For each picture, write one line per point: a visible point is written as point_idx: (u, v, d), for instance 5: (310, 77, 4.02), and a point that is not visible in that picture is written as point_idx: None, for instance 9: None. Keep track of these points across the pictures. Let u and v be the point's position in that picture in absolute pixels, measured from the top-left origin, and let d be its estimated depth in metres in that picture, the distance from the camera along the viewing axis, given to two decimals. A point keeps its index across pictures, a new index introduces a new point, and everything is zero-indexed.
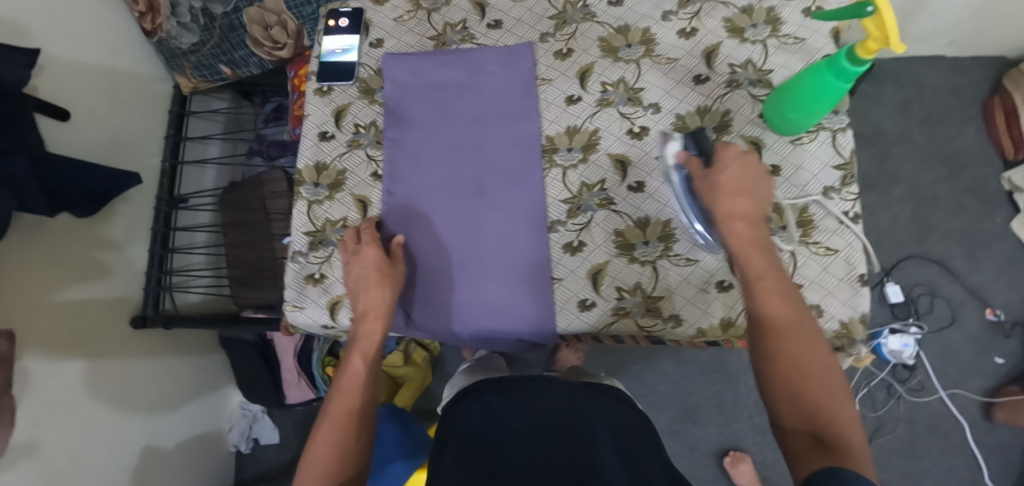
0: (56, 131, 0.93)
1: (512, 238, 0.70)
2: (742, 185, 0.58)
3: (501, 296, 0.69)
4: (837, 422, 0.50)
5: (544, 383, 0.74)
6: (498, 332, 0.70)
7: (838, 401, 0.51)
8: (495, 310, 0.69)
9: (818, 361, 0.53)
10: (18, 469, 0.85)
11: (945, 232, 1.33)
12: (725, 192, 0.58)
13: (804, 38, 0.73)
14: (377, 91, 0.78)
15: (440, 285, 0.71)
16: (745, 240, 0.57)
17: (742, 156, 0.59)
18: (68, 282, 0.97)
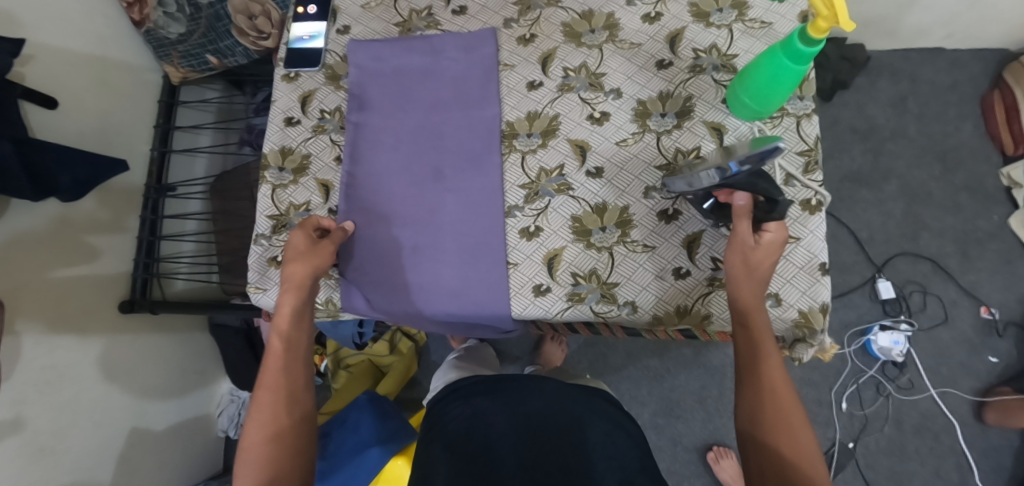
0: (44, 118, 0.96)
1: (467, 223, 0.70)
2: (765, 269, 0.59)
3: (456, 280, 0.69)
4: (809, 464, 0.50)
5: (533, 384, 0.75)
6: (454, 316, 0.70)
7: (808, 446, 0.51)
8: (449, 294, 0.69)
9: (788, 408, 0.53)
10: (3, 443, 0.88)
11: (939, 229, 1.31)
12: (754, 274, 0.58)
13: (770, 23, 0.72)
14: (343, 77, 0.78)
15: (395, 270, 0.71)
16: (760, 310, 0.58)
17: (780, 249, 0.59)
18: (56, 265, 0.99)
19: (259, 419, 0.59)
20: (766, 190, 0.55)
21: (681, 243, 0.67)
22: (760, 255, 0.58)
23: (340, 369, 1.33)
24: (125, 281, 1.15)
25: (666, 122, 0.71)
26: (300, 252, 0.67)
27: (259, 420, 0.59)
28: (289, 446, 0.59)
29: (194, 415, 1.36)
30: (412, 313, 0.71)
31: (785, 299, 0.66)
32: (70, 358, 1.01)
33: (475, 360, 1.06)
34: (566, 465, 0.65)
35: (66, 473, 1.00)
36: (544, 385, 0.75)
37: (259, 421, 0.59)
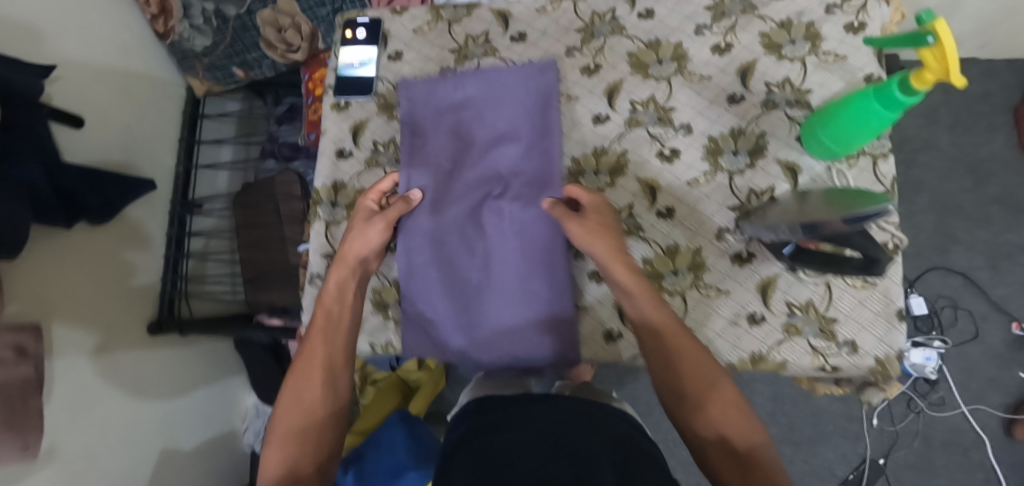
0: (71, 138, 0.91)
1: (536, 270, 0.67)
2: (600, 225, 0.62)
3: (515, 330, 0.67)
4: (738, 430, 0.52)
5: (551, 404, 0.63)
6: (518, 361, 0.68)
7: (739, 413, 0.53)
8: (514, 340, 0.68)
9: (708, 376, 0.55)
10: (39, 474, 0.85)
11: (969, 242, 1.29)
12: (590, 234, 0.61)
13: (844, 56, 0.70)
14: (396, 107, 0.75)
15: (455, 311, 0.69)
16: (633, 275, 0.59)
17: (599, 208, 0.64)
18: (87, 285, 0.96)
19: (298, 382, 0.61)
20: (862, 246, 0.53)
21: (755, 287, 0.66)
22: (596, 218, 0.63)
23: (368, 385, 1.28)
24: (152, 300, 1.12)
25: (738, 161, 0.68)
26: (356, 232, 0.67)
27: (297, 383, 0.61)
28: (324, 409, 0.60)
29: (221, 431, 1.33)
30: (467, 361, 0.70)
31: (861, 346, 0.65)
32: (101, 382, 0.98)
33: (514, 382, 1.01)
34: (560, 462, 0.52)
35: None
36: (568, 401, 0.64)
37: (297, 386, 0.61)
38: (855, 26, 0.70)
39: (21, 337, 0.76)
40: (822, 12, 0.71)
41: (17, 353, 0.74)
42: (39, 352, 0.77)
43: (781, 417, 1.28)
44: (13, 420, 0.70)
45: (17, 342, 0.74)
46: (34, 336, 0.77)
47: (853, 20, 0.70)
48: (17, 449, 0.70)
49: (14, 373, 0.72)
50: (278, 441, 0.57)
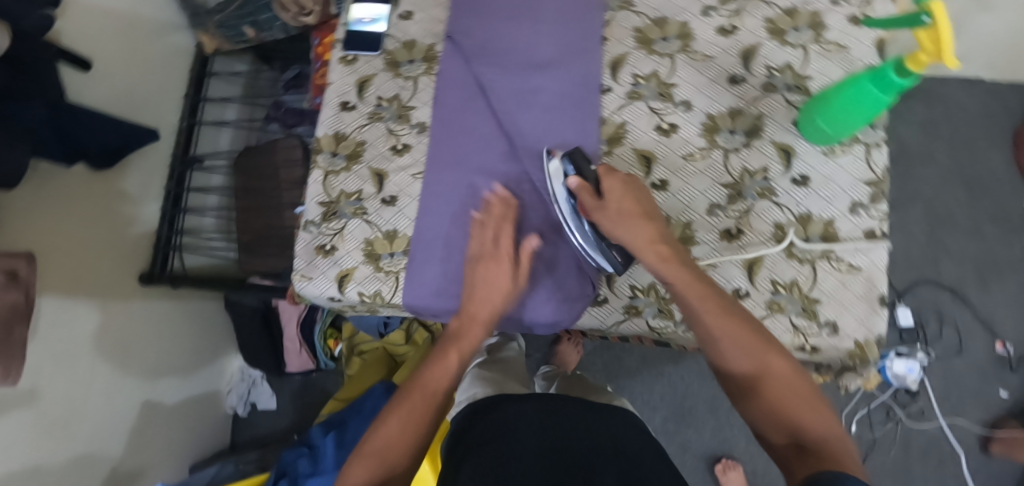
0: (77, 81, 0.92)
1: (567, 81, 0.72)
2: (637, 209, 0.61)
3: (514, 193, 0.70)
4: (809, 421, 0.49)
5: (546, 418, 0.66)
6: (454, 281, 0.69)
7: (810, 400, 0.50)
8: None
9: (787, 387, 0.51)
10: (21, 412, 0.86)
11: (960, 256, 1.29)
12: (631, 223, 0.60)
13: (846, 46, 0.71)
14: (403, 65, 0.76)
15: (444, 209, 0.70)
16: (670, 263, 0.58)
17: (627, 195, 0.62)
18: (80, 229, 0.97)
19: (407, 404, 0.59)
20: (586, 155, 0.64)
21: (742, 264, 0.67)
22: (623, 204, 0.61)
23: (354, 356, 1.30)
24: (145, 254, 1.12)
25: (735, 139, 0.70)
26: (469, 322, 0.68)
27: (406, 405, 0.59)
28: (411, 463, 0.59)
29: (207, 389, 1.33)
30: (464, 179, 0.71)
31: (842, 329, 0.66)
32: (88, 329, 0.99)
33: (499, 371, 0.90)
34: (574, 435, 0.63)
35: (80, 443, 0.98)
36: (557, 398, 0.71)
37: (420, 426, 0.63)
38: (859, 18, 0.71)
39: (12, 263, 0.76)
40: (827, 3, 0.72)
41: (8, 277, 0.75)
42: (29, 278, 0.78)
43: None
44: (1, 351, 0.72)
45: (10, 267, 0.76)
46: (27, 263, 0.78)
47: (856, 13, 0.72)
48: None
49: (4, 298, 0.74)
50: (365, 459, 0.56)
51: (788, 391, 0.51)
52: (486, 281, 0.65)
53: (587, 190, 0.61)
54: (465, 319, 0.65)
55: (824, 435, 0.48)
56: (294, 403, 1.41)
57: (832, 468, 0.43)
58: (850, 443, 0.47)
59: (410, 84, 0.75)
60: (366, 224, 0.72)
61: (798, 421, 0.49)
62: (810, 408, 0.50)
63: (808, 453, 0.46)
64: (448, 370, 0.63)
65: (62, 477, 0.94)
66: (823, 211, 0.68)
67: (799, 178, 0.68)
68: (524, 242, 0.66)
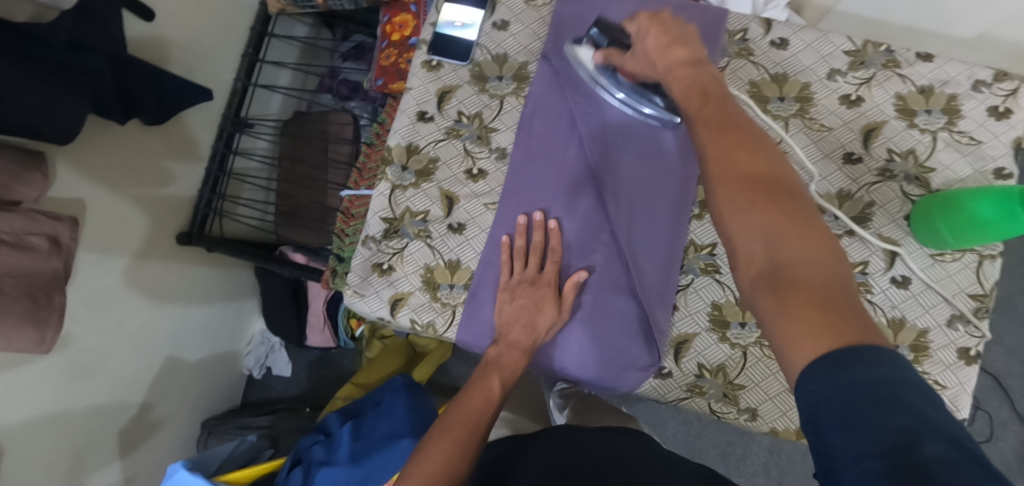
0: (138, 28, 0.87)
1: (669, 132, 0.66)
2: (668, 38, 0.53)
3: (592, 242, 0.65)
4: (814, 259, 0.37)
5: (562, 428, 0.67)
6: None
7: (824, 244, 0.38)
8: None
9: (797, 223, 0.39)
10: (50, 358, 0.85)
11: (1011, 347, 1.24)
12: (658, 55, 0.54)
13: (981, 141, 0.64)
14: (491, 80, 0.70)
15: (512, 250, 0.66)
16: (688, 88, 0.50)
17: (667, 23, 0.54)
18: (124, 182, 0.93)
19: (445, 431, 0.58)
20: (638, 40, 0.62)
21: None
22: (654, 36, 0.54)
23: (375, 340, 1.28)
24: (185, 211, 1.09)
25: (838, 225, 0.64)
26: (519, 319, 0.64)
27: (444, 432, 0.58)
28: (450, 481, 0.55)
29: (227, 348, 1.33)
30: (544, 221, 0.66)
31: None
32: (121, 280, 0.96)
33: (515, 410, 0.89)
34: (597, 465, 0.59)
35: (103, 392, 0.98)
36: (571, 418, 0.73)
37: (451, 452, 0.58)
38: (999, 110, 0.64)
39: (57, 228, 0.76)
40: (968, 87, 0.65)
41: (51, 243, 0.74)
42: (70, 246, 0.77)
43: (775, 470, 1.24)
44: (38, 315, 0.70)
45: (53, 233, 0.75)
46: (70, 228, 0.77)
47: (998, 104, 0.64)
48: (33, 342, 0.71)
49: (44, 266, 0.73)
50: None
51: (784, 212, 0.39)
52: (528, 310, 0.62)
53: (619, 48, 0.60)
54: (504, 346, 0.63)
55: (807, 262, 0.37)
56: (309, 373, 1.41)
57: (827, 328, 0.33)
58: (850, 281, 0.36)
59: (496, 103, 0.69)
60: (429, 248, 0.68)
61: (780, 247, 0.38)
62: (805, 231, 0.38)
63: (787, 287, 0.36)
64: (488, 398, 0.61)
65: (83, 423, 0.94)
66: (918, 318, 0.63)
67: (900, 279, 0.63)
68: (570, 273, 0.64)
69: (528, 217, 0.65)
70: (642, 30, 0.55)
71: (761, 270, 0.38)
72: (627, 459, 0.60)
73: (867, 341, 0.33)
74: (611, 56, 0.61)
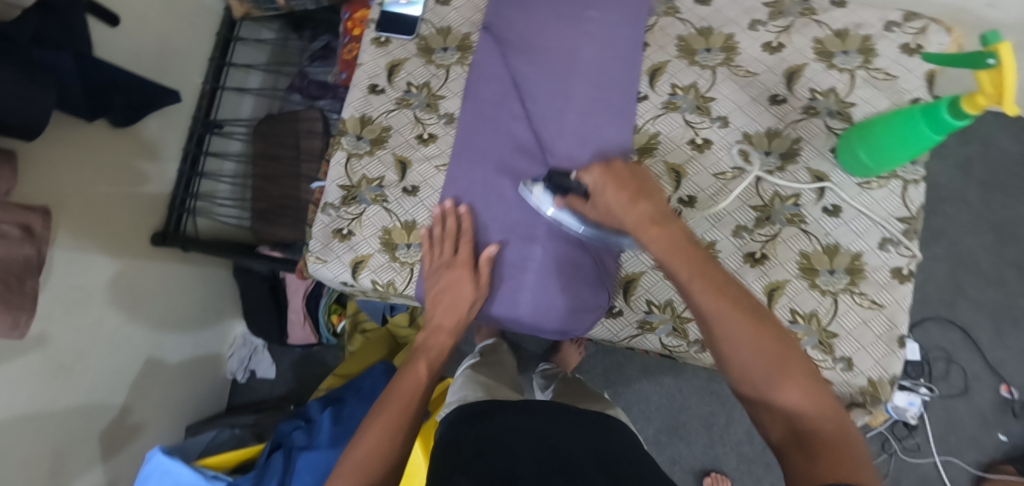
0: (104, 35, 0.92)
1: (607, 89, 0.70)
2: (630, 194, 0.57)
3: (507, 218, 0.68)
4: (820, 420, 0.43)
5: (534, 414, 0.67)
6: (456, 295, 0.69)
7: (824, 406, 0.44)
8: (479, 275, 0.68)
9: (800, 386, 0.45)
10: (27, 357, 0.87)
11: (978, 302, 1.20)
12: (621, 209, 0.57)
13: (896, 76, 0.68)
14: (436, 52, 0.74)
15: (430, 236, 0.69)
16: (666, 242, 0.53)
17: (627, 177, 0.58)
18: (98, 183, 0.97)
19: (382, 419, 0.59)
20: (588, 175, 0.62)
21: (762, 289, 0.66)
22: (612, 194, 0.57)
23: (357, 333, 1.30)
24: (160, 212, 1.12)
25: (769, 162, 0.68)
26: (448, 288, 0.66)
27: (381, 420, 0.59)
28: (384, 447, 0.58)
29: (209, 351, 1.34)
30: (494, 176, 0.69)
31: (857, 366, 0.64)
32: (99, 281, 0.99)
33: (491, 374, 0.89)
34: (574, 453, 0.60)
35: (82, 392, 0.99)
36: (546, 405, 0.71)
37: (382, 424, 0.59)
38: (911, 47, 0.68)
39: (28, 218, 0.77)
40: (881, 28, 0.70)
41: (23, 232, 0.77)
42: (43, 235, 0.79)
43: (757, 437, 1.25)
44: (10, 300, 0.72)
45: (26, 222, 0.77)
46: (42, 219, 0.79)
47: (910, 41, 0.69)
48: (7, 326, 0.72)
49: (15, 254, 0.75)
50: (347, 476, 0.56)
51: (782, 367, 0.46)
52: (450, 289, 0.66)
53: (577, 197, 0.61)
54: (432, 330, 0.67)
55: (823, 426, 0.43)
56: (294, 373, 1.42)
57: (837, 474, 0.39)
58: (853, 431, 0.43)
59: (442, 72, 0.73)
60: (385, 212, 0.71)
61: (783, 399, 0.45)
62: (811, 394, 0.45)
63: (811, 450, 0.41)
64: (418, 380, 0.63)
65: (63, 423, 0.95)
66: (849, 242, 0.66)
67: (830, 208, 0.67)
68: (483, 248, 0.68)
69: (441, 207, 0.69)
70: (599, 184, 0.58)
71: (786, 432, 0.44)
72: (598, 451, 0.61)
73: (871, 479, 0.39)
74: (571, 203, 0.62)
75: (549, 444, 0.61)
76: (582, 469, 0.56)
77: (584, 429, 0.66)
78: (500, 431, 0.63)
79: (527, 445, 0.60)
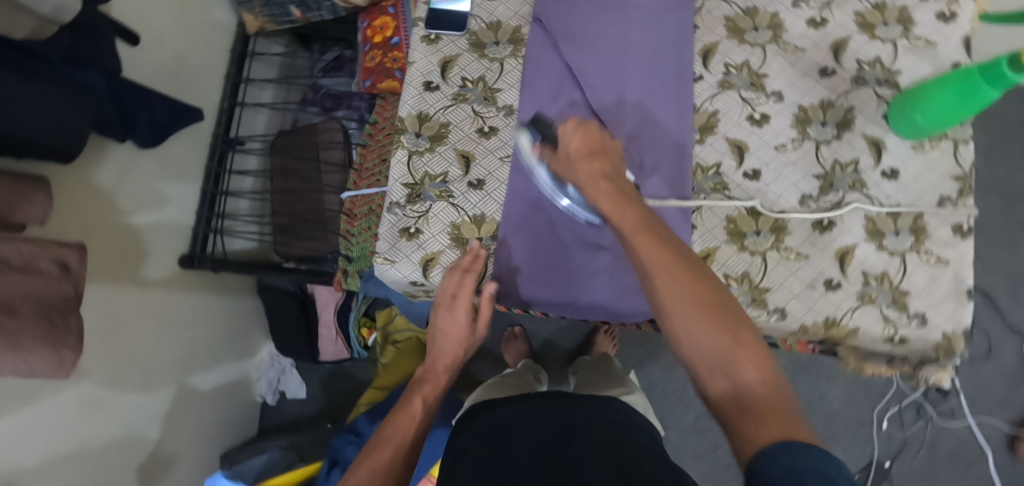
0: (127, 54, 0.89)
1: (662, 72, 0.71)
2: (591, 150, 0.58)
3: (537, 257, 0.69)
4: (751, 365, 0.42)
5: (537, 402, 0.70)
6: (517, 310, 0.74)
7: (763, 356, 0.43)
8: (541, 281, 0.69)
9: (739, 339, 0.44)
10: (62, 394, 0.82)
11: (992, 264, 1.25)
12: (578, 164, 0.58)
13: (935, 43, 0.71)
14: (488, 46, 0.75)
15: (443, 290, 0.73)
16: (619, 202, 0.54)
17: (590, 130, 0.59)
18: (125, 206, 0.93)
19: (366, 461, 0.61)
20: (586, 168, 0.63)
21: (833, 255, 0.67)
22: (578, 153, 0.58)
23: (389, 345, 1.27)
24: (186, 234, 1.09)
25: (826, 132, 0.70)
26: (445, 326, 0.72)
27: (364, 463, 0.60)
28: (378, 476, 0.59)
29: (237, 376, 1.30)
30: None
31: (931, 320, 0.66)
32: (130, 308, 0.95)
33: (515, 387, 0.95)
34: (571, 444, 0.61)
35: (118, 427, 0.94)
36: (552, 398, 0.71)
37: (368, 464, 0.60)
38: (945, 16, 0.72)
39: (64, 253, 0.67)
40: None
41: (60, 269, 0.66)
42: (80, 271, 0.68)
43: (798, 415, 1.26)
44: (56, 336, 0.61)
45: (61, 258, 0.66)
46: (78, 254, 0.69)
47: (944, 10, 0.72)
48: (52, 367, 0.61)
49: (54, 292, 0.64)
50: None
51: (721, 319, 0.44)
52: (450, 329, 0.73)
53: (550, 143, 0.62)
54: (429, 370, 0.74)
55: (764, 383, 0.42)
56: (324, 391, 1.39)
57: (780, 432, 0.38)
58: (790, 393, 0.42)
59: (496, 66, 0.74)
60: (452, 207, 0.70)
61: (721, 352, 0.43)
62: (753, 352, 0.43)
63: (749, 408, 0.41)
64: (412, 418, 0.67)
65: (101, 461, 0.91)
66: (911, 203, 0.68)
67: (889, 172, 0.69)
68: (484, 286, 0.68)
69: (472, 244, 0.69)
70: (568, 135, 0.59)
71: (728, 392, 0.42)
72: (605, 437, 0.62)
73: (801, 436, 0.37)
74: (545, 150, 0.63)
75: (551, 439, 0.63)
76: (576, 461, 0.58)
77: (590, 414, 0.67)
78: (496, 433, 0.66)
79: (522, 445, 0.63)
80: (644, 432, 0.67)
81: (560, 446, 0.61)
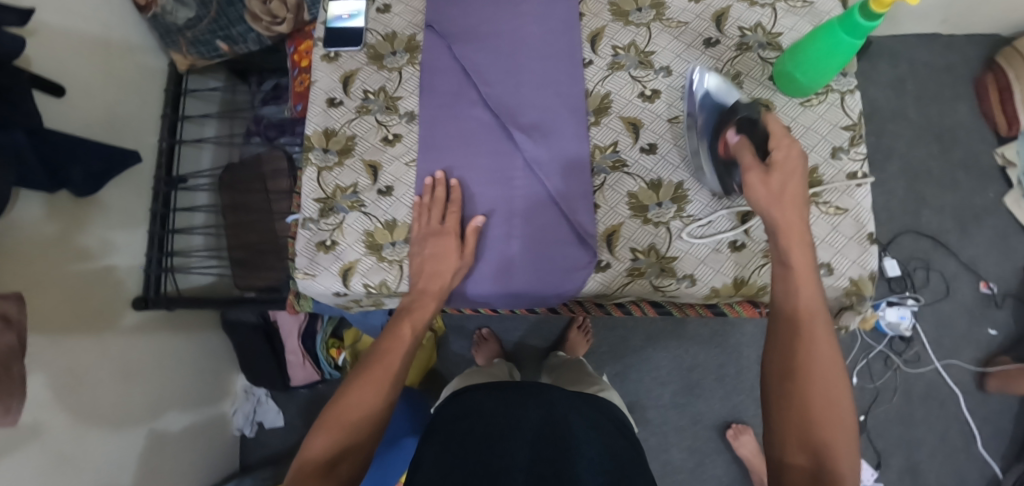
0: (52, 107, 0.92)
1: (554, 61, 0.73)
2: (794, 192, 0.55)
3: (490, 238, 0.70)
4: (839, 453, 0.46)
5: (537, 387, 0.72)
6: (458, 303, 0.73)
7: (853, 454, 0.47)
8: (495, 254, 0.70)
9: (838, 419, 0.48)
10: (25, 449, 0.83)
11: (939, 207, 1.26)
12: (783, 201, 0.55)
13: (812, 1, 0.74)
14: (386, 57, 0.77)
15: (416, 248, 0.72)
16: (804, 260, 0.54)
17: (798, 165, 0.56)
18: (67, 258, 0.95)
19: (370, 375, 0.59)
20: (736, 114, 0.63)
21: (736, 216, 0.69)
22: (786, 180, 0.56)
23: None
24: (137, 278, 1.11)
25: None
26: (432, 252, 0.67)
27: (369, 376, 0.59)
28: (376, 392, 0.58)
29: (213, 412, 1.32)
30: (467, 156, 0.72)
31: (837, 268, 0.68)
32: (87, 358, 0.96)
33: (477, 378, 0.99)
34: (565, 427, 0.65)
35: (89, 477, 0.96)
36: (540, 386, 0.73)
37: (362, 384, 0.58)
38: None
39: (2, 306, 0.65)
40: None
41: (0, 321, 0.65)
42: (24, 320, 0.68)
43: None
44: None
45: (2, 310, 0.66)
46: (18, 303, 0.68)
47: None
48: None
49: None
50: (329, 429, 0.55)
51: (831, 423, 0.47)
52: (433, 258, 0.67)
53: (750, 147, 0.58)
54: (416, 294, 0.66)
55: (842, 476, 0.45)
56: (302, 418, 1.40)
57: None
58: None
59: (395, 75, 0.76)
60: (365, 216, 0.72)
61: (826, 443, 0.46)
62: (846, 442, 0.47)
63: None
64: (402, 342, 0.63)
65: None
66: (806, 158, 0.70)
67: None
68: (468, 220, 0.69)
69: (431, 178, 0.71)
70: (789, 164, 0.56)
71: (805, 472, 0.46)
72: (592, 428, 0.66)
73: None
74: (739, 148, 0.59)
75: (547, 420, 0.66)
76: (570, 443, 0.62)
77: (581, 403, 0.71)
78: (488, 411, 0.67)
79: (522, 422, 0.65)
80: (617, 429, 0.70)
81: (555, 427, 0.65)
